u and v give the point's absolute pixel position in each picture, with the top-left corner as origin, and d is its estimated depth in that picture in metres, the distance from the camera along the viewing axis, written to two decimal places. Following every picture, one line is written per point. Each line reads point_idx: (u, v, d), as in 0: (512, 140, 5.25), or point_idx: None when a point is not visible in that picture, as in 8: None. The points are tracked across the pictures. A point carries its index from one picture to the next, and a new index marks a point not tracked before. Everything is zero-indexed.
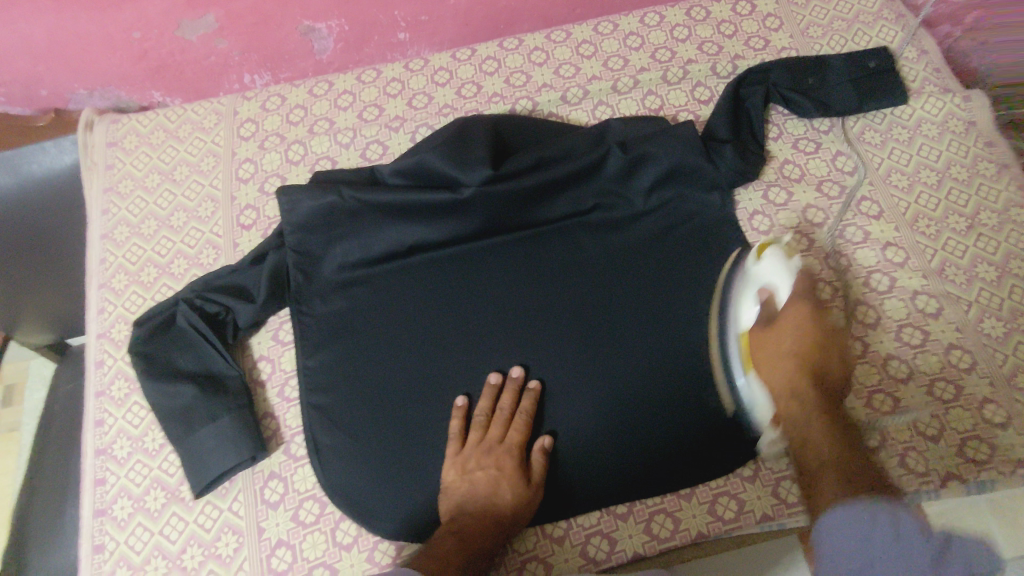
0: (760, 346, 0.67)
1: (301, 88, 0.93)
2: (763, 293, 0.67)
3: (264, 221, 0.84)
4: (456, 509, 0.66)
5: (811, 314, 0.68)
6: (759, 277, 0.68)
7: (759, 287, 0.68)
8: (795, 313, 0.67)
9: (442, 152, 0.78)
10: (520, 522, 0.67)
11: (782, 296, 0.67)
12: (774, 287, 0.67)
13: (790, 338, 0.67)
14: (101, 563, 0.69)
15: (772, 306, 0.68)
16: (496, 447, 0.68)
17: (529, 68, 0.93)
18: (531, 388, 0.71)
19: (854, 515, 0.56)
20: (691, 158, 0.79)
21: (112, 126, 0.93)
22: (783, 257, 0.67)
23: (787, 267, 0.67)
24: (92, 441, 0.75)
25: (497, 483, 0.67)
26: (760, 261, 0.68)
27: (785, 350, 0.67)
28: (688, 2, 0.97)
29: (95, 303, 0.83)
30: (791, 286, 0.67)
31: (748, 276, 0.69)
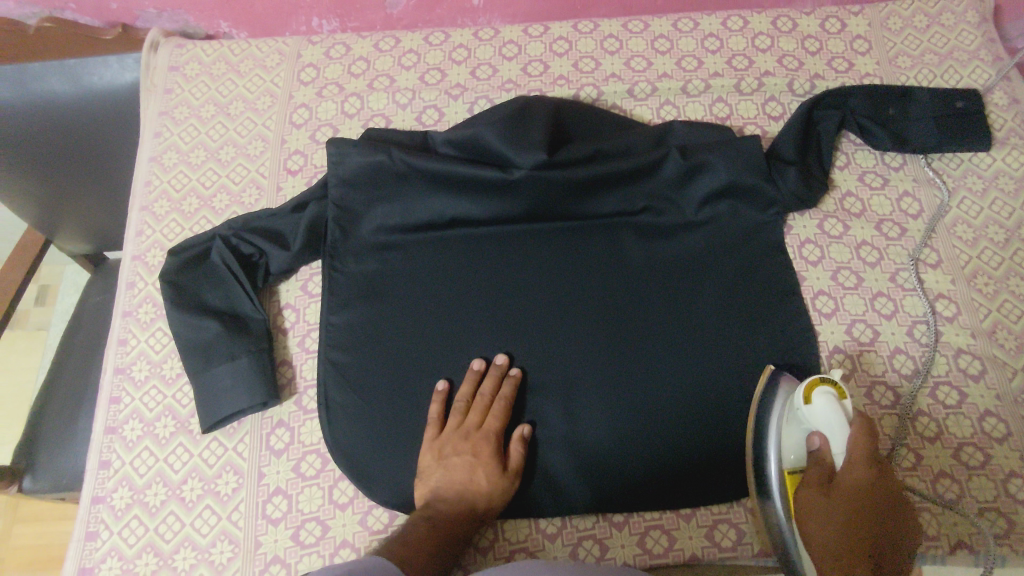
0: (808, 501, 0.61)
1: (366, 40, 0.92)
2: (816, 441, 0.63)
3: (310, 168, 0.84)
4: (429, 495, 0.65)
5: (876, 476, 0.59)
6: (814, 417, 0.62)
7: (811, 431, 0.64)
8: (852, 479, 0.59)
9: (497, 129, 0.76)
10: (494, 511, 0.66)
11: (837, 448, 0.61)
12: (826, 434, 0.62)
13: (847, 496, 0.59)
14: (105, 479, 0.70)
15: (827, 456, 0.62)
16: (473, 433, 0.68)
17: (599, 55, 0.91)
18: (512, 375, 0.71)
19: None
20: (752, 178, 0.77)
21: (176, 49, 0.93)
22: (835, 399, 0.62)
23: (840, 411, 0.61)
24: (112, 359, 0.76)
25: (473, 469, 0.66)
26: (814, 401, 0.62)
27: (839, 509, 0.59)
28: (775, 11, 0.93)
29: (134, 224, 0.83)
30: (843, 435, 0.60)
31: (799, 413, 0.64)
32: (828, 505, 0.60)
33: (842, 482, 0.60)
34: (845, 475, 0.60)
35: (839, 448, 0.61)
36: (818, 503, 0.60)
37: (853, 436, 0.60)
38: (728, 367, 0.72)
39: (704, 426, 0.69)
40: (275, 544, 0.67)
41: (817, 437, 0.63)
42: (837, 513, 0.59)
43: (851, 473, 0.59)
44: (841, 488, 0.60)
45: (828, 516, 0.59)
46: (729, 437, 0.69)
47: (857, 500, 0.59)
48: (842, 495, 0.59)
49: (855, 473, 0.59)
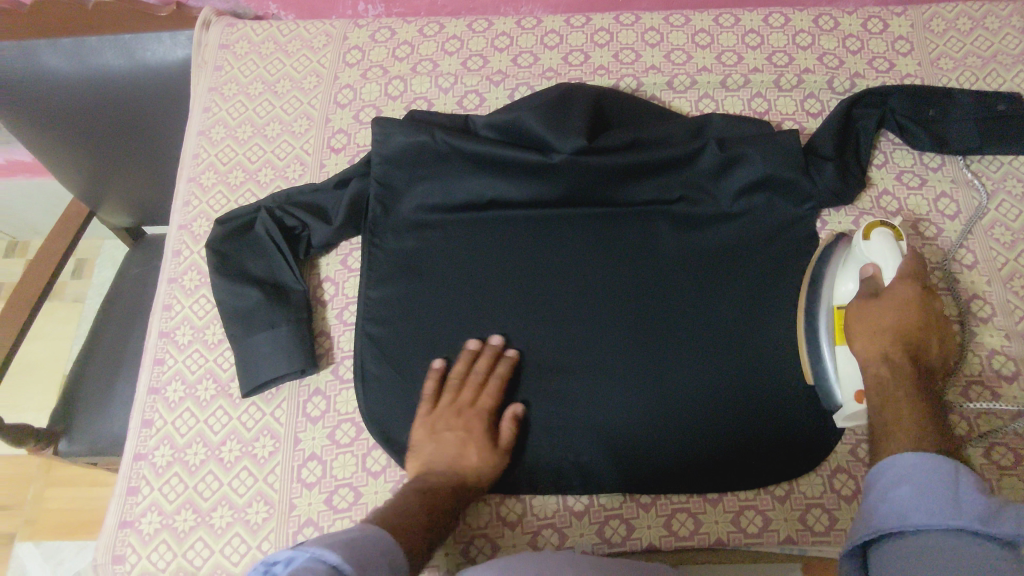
0: (858, 315, 0.64)
1: (411, 26, 0.94)
2: (868, 271, 0.66)
3: (353, 147, 0.86)
4: (421, 468, 0.67)
5: (923, 295, 0.63)
6: (869, 250, 0.66)
7: (864, 263, 0.66)
8: (901, 292, 0.63)
9: (540, 114, 0.78)
10: (483, 487, 0.68)
11: (889, 274, 0.64)
12: (880, 265, 0.65)
13: (898, 305, 0.62)
14: (148, 437, 0.73)
15: (877, 282, 0.65)
16: (465, 410, 0.69)
17: (640, 47, 0.91)
18: (507, 356, 0.72)
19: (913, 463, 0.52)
20: (790, 172, 0.77)
21: (226, 29, 0.95)
22: (892, 237, 0.66)
23: (894, 246, 0.65)
24: (157, 323, 0.78)
25: (464, 445, 0.67)
26: (873, 238, 0.66)
27: (888, 320, 0.62)
28: (818, 10, 0.93)
29: (182, 194, 0.86)
30: (897, 265, 0.64)
31: (855, 251, 0.68)
32: (878, 317, 0.62)
33: (891, 296, 0.63)
34: (894, 289, 0.63)
35: (891, 275, 0.64)
36: (870, 313, 0.63)
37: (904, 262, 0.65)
38: (761, 355, 0.72)
39: (733, 411, 0.70)
40: (308, 507, 0.69)
41: (868, 266, 0.66)
42: (886, 323, 0.62)
43: (904, 289, 0.63)
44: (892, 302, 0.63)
45: (883, 324, 0.62)
46: (757, 425, 0.70)
47: (906, 308, 0.62)
48: (891, 304, 0.63)
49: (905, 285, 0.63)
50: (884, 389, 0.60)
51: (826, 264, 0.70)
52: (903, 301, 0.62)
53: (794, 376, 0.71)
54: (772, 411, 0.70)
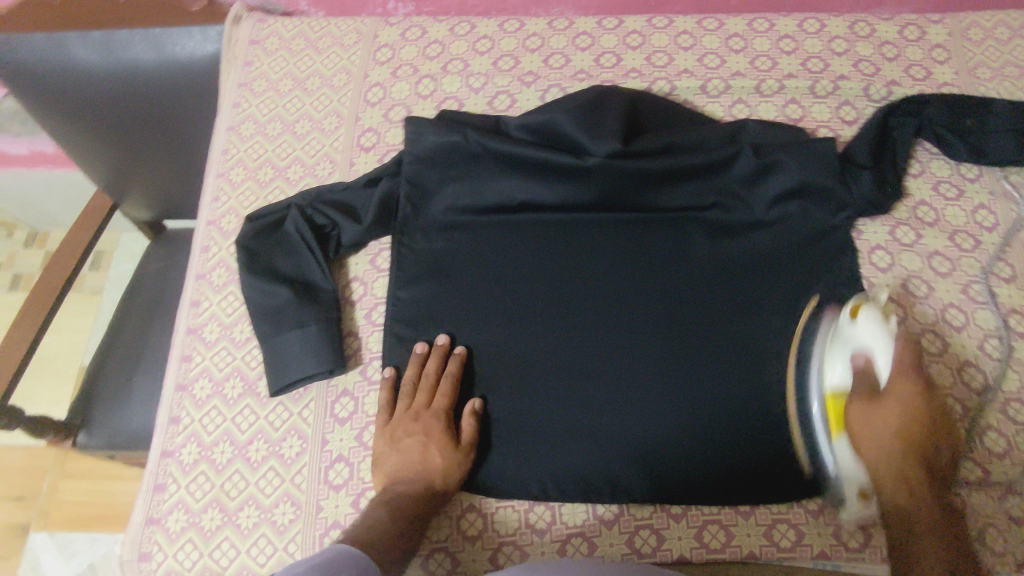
0: (858, 413, 0.62)
1: (442, 24, 0.93)
2: (859, 358, 0.63)
3: (383, 146, 0.85)
4: (387, 479, 0.67)
5: (922, 389, 0.62)
6: (857, 335, 0.63)
7: (854, 350, 0.64)
8: (899, 389, 0.62)
9: (574, 116, 0.77)
10: (453, 487, 0.68)
11: (881, 363, 0.62)
12: (870, 352, 0.63)
13: (898, 405, 0.61)
14: (175, 434, 0.72)
15: (871, 373, 0.63)
16: (423, 413, 0.69)
17: (673, 50, 0.90)
18: (457, 353, 0.72)
19: None
20: (826, 180, 0.76)
21: (257, 24, 0.96)
22: (880, 319, 0.62)
23: (886, 329, 0.62)
24: (185, 319, 0.78)
25: (426, 448, 0.67)
26: (861, 321, 0.63)
27: (888, 422, 0.61)
28: (853, 15, 0.92)
29: (210, 190, 0.85)
30: (887, 353, 0.62)
31: (843, 333, 0.65)
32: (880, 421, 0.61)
33: (890, 394, 0.62)
34: (891, 385, 0.62)
35: (885, 364, 0.62)
36: (870, 413, 0.62)
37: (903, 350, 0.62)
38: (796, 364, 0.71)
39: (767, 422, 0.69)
40: (336, 509, 0.68)
41: (859, 354, 0.63)
42: (887, 426, 0.61)
43: (902, 385, 0.62)
44: (892, 404, 0.62)
45: (881, 425, 0.61)
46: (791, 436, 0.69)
47: (907, 408, 0.61)
48: (891, 404, 0.62)
49: (903, 382, 0.62)
50: (903, 511, 0.60)
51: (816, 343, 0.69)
52: (903, 400, 0.61)
53: None
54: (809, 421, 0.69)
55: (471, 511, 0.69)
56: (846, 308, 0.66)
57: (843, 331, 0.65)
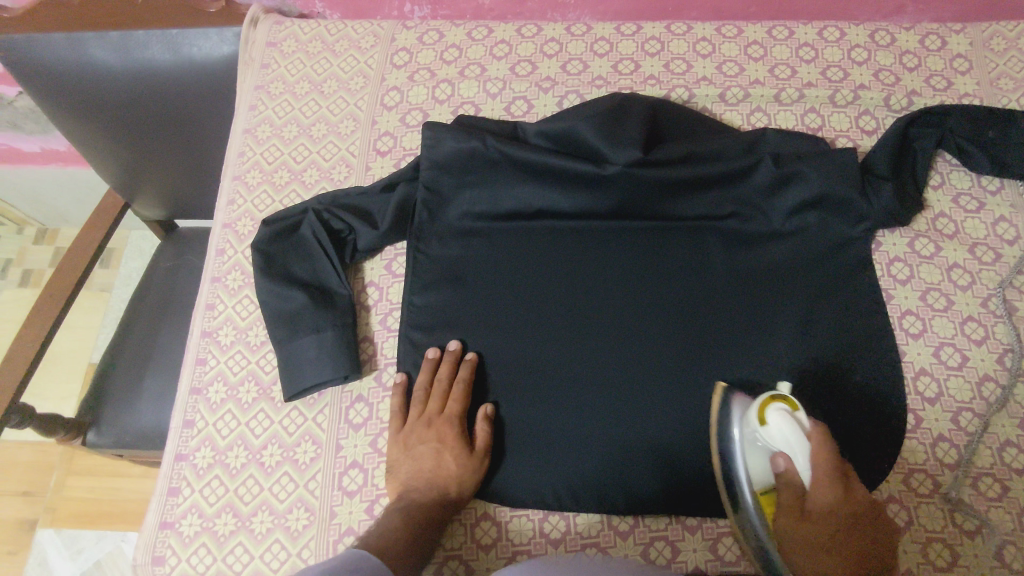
0: (786, 528, 0.58)
1: (460, 29, 0.92)
2: (780, 462, 0.59)
3: (399, 151, 0.85)
4: (401, 487, 0.66)
5: (844, 492, 0.57)
6: (773, 438, 0.60)
7: (775, 452, 0.60)
8: (819, 499, 0.57)
9: (594, 124, 0.76)
10: (467, 493, 0.67)
11: (802, 466, 0.59)
12: (789, 454, 0.59)
13: (825, 517, 0.57)
14: (189, 438, 0.72)
15: (795, 479, 0.59)
16: (436, 419, 0.69)
17: (691, 57, 0.90)
18: (468, 359, 0.72)
19: None
20: (846, 192, 0.75)
21: (274, 26, 0.95)
22: (789, 415, 0.60)
23: (797, 427, 0.59)
24: (200, 322, 0.78)
25: (439, 455, 0.67)
26: (771, 421, 0.60)
27: (818, 540, 0.57)
28: (874, 24, 0.92)
29: (226, 192, 0.85)
30: (805, 453, 0.58)
31: (756, 434, 0.62)
32: (809, 543, 0.57)
33: (814, 507, 0.58)
34: (814, 496, 0.58)
35: (806, 467, 0.58)
36: (798, 530, 0.58)
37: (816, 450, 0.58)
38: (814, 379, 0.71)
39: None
40: (349, 516, 0.68)
41: (780, 458, 0.59)
42: (817, 545, 0.57)
43: (822, 494, 0.57)
44: (818, 515, 0.57)
45: (812, 543, 0.57)
46: None
47: (833, 518, 0.57)
48: (818, 516, 0.57)
49: (822, 491, 0.57)
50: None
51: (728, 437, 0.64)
52: (826, 512, 0.57)
53: (847, 400, 0.70)
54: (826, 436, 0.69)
55: (486, 519, 0.69)
56: (751, 406, 0.63)
57: (756, 432, 0.61)
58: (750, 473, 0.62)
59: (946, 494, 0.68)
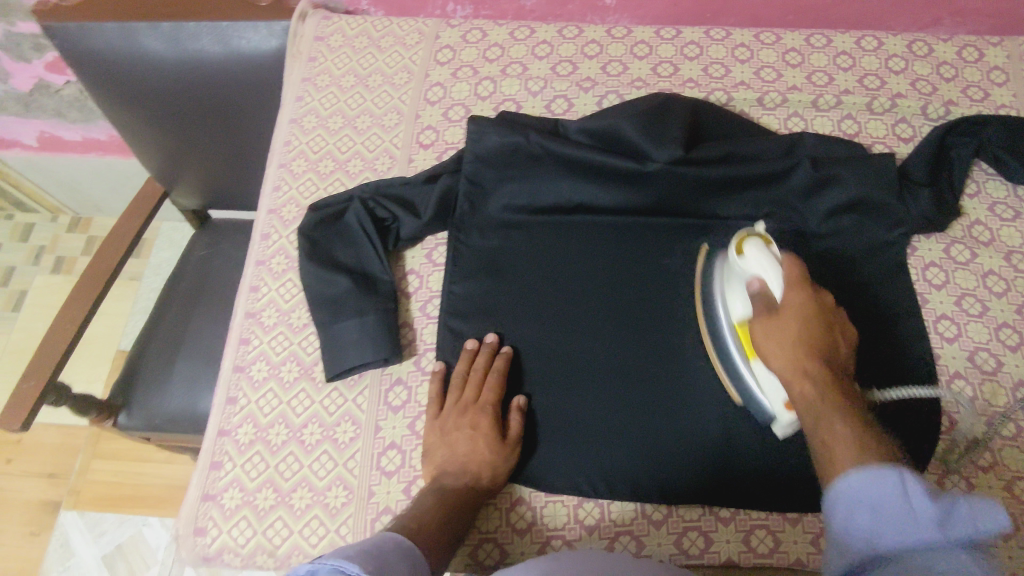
0: (762, 333, 0.61)
1: (502, 28, 0.95)
2: (756, 283, 0.64)
3: (442, 144, 0.87)
4: (436, 472, 0.68)
5: (814, 295, 0.60)
6: (749, 265, 0.65)
7: (750, 278, 0.65)
8: (792, 301, 0.60)
9: (636, 122, 0.78)
10: (499, 481, 0.68)
11: (776, 278, 0.62)
12: (762, 275, 0.64)
13: (797, 315, 0.59)
14: (231, 414, 0.74)
15: (769, 294, 0.63)
16: (471, 407, 0.69)
17: (730, 62, 0.91)
18: (504, 350, 0.72)
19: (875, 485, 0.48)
20: (883, 196, 0.77)
21: (322, 21, 0.98)
22: (763, 244, 0.65)
23: (770, 252, 0.64)
24: (244, 303, 0.80)
25: (472, 442, 0.67)
26: (747, 250, 0.65)
27: (790, 334, 0.59)
28: (911, 35, 0.93)
29: (271, 179, 0.87)
30: (779, 269, 0.62)
31: (736, 269, 0.68)
32: (781, 340, 0.59)
33: (787, 307, 0.60)
34: (787, 299, 0.60)
35: (780, 281, 0.62)
36: (772, 331, 0.60)
37: (788, 264, 0.62)
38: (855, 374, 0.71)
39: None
40: (387, 495, 0.69)
41: (755, 281, 0.64)
42: (789, 338, 0.59)
43: (795, 295, 0.60)
44: (791, 311, 0.60)
45: (786, 340, 0.59)
46: None
47: (805, 314, 0.59)
48: (789, 314, 0.60)
49: (794, 291, 0.60)
50: (812, 405, 0.55)
51: (712, 283, 0.72)
52: (798, 310, 0.59)
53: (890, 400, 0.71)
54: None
55: (521, 504, 0.70)
56: (734, 244, 0.68)
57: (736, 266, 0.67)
58: (730, 307, 0.69)
59: (979, 495, 0.68)
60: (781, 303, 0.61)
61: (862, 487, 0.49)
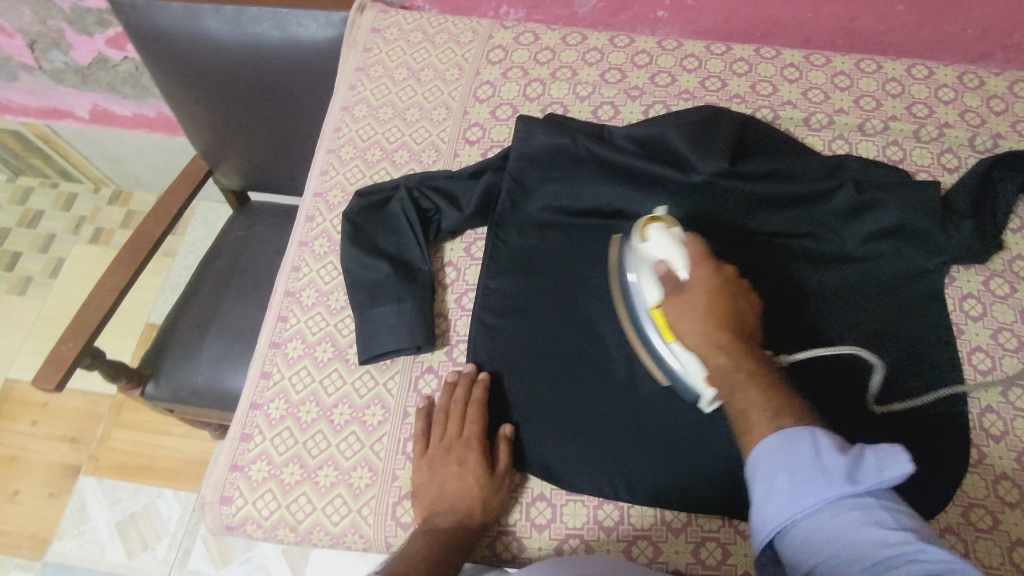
0: (673, 315, 0.62)
1: (555, 33, 0.97)
2: (662, 267, 0.65)
3: (488, 141, 0.88)
4: (428, 511, 0.66)
5: (715, 270, 0.62)
6: (653, 250, 0.66)
7: (656, 262, 0.66)
8: (696, 279, 0.62)
9: (683, 132, 0.80)
10: (492, 515, 0.67)
11: (680, 261, 0.64)
12: (667, 258, 0.65)
13: (701, 292, 0.61)
14: (265, 388, 0.76)
15: (676, 274, 0.64)
16: (456, 442, 0.68)
17: (778, 80, 0.92)
18: (481, 380, 0.72)
19: (785, 447, 0.50)
20: (926, 223, 0.76)
21: (380, 14, 1.01)
22: (665, 227, 0.67)
23: (674, 233, 0.66)
24: (285, 282, 0.82)
25: (461, 476, 0.67)
26: (652, 235, 0.67)
27: (697, 311, 0.60)
28: (962, 67, 0.92)
29: (320, 163, 0.90)
30: (681, 249, 0.64)
31: (642, 254, 0.68)
32: (689, 320, 0.60)
33: (691, 288, 0.62)
34: (692, 279, 0.62)
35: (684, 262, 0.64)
36: (681, 311, 0.61)
37: (688, 245, 0.64)
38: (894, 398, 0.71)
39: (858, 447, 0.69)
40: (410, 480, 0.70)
41: (661, 264, 0.65)
42: (697, 314, 0.60)
43: (699, 274, 0.62)
44: (695, 289, 0.61)
45: (694, 316, 0.60)
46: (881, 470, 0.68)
47: (707, 289, 0.61)
48: (695, 293, 0.61)
49: (697, 271, 0.62)
50: (727, 377, 0.56)
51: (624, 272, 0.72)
52: (701, 289, 0.61)
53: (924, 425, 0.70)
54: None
55: (541, 501, 0.71)
56: (638, 230, 0.69)
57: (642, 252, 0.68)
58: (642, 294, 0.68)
59: (1004, 531, 0.67)
60: (687, 282, 0.62)
61: (777, 452, 0.50)
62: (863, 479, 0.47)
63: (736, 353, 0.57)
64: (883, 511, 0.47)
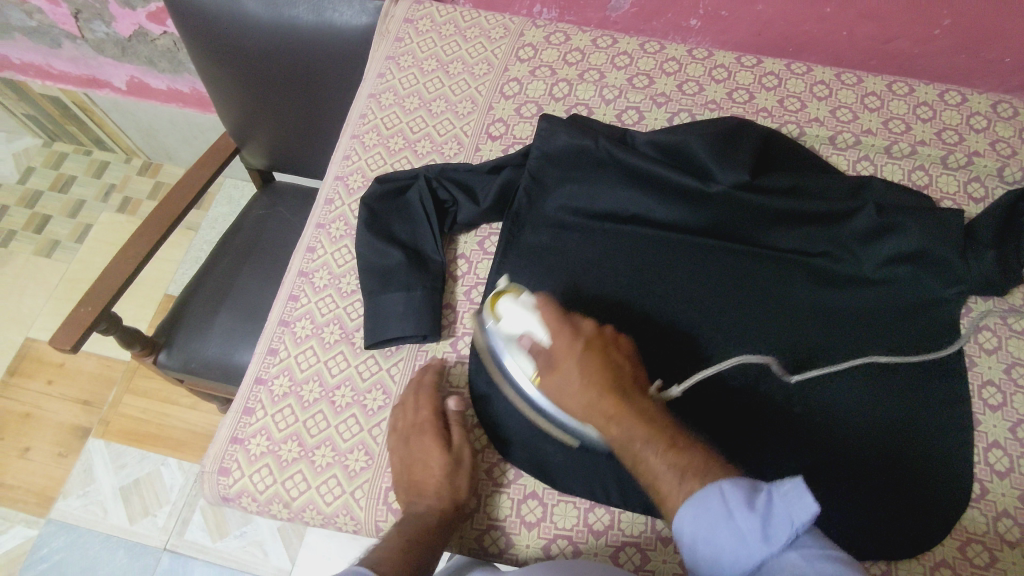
0: (552, 391, 0.62)
1: (586, 35, 0.97)
2: (527, 344, 0.64)
3: (510, 137, 0.89)
4: (406, 502, 0.67)
5: (573, 335, 0.63)
6: (512, 326, 0.66)
7: (519, 337, 0.65)
8: (562, 350, 0.62)
9: (706, 142, 0.79)
10: (462, 492, 0.67)
11: (539, 332, 0.64)
12: (528, 331, 0.65)
13: (568, 365, 0.61)
14: (271, 364, 0.77)
15: (541, 347, 0.64)
16: (411, 430, 0.69)
17: (807, 97, 0.91)
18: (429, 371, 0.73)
19: (698, 511, 0.51)
20: (945, 253, 0.74)
21: (414, 5, 1.03)
22: (513, 296, 0.67)
23: (525, 301, 0.66)
24: (299, 262, 0.83)
25: (421, 462, 0.67)
26: (505, 311, 0.66)
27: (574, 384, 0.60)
28: (997, 96, 0.91)
29: (343, 147, 0.91)
30: (538, 318, 0.64)
31: (501, 332, 0.67)
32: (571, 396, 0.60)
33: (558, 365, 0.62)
34: (557, 354, 0.62)
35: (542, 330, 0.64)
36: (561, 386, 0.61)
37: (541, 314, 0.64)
38: (898, 424, 0.70)
39: (857, 471, 0.68)
40: None
41: (524, 339, 0.64)
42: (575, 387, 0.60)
43: (561, 347, 0.62)
44: (562, 362, 0.62)
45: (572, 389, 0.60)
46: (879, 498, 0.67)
47: (574, 359, 0.61)
48: (564, 368, 0.61)
49: (559, 343, 0.62)
50: (628, 447, 0.57)
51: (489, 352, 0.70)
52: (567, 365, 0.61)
53: (927, 453, 0.69)
54: (897, 477, 0.68)
55: (532, 498, 0.71)
56: (489, 308, 0.68)
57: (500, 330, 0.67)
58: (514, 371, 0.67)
59: (1001, 569, 0.66)
60: (552, 356, 0.63)
61: (693, 522, 0.51)
62: (775, 529, 0.49)
63: (625, 417, 0.58)
64: (801, 559, 0.48)
